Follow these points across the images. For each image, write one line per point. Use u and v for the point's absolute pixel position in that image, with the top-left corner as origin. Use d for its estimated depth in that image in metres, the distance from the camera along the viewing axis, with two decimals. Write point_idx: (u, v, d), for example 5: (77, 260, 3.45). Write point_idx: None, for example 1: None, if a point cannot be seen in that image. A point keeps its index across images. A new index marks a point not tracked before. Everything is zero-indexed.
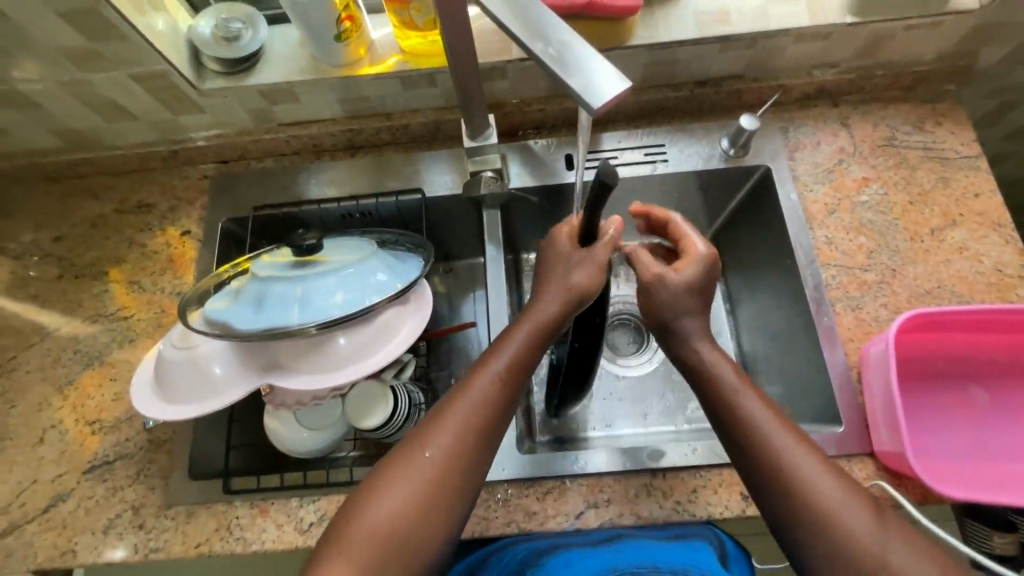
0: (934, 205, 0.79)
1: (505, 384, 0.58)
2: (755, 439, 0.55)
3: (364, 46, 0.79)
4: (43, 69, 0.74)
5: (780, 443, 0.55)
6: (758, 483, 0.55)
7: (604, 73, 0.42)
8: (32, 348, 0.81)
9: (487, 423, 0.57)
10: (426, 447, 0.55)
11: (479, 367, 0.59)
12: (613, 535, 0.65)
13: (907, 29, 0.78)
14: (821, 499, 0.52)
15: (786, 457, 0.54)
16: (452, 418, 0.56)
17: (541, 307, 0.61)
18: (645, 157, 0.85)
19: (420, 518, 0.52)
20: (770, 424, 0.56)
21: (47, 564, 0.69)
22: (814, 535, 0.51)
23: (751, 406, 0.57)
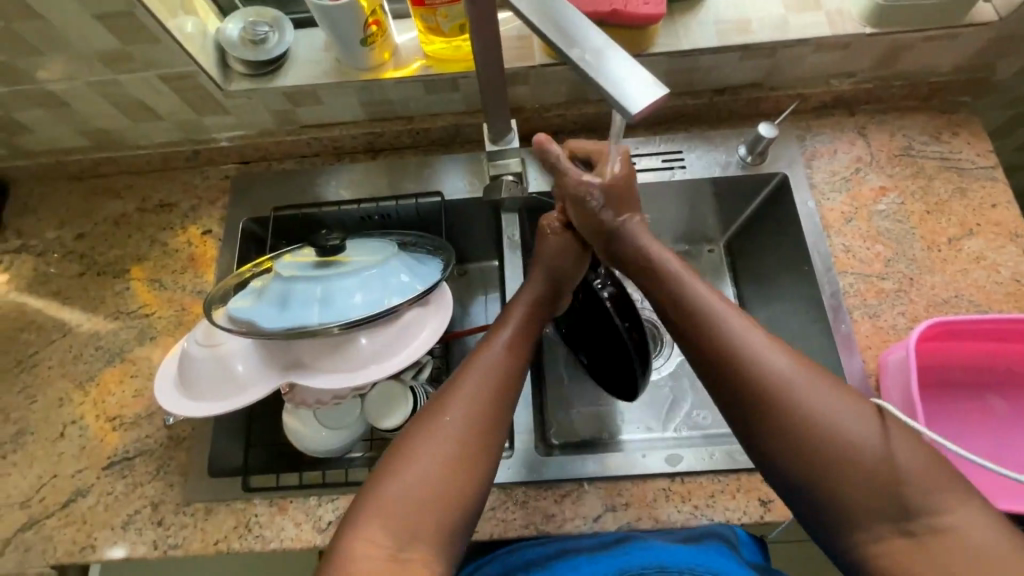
0: (951, 214, 0.80)
1: (513, 358, 0.61)
2: (718, 345, 0.53)
3: (388, 50, 0.80)
4: (73, 69, 0.75)
5: (758, 353, 0.52)
6: (748, 413, 0.51)
7: (640, 79, 0.43)
8: (54, 344, 0.81)
9: (500, 388, 0.58)
10: (446, 412, 0.56)
11: (485, 343, 0.62)
12: (622, 537, 0.63)
13: (925, 41, 0.79)
14: (806, 405, 0.49)
15: (766, 367, 0.51)
16: (469, 385, 0.58)
17: (523, 296, 0.68)
18: (663, 163, 0.85)
19: (445, 476, 0.53)
20: (746, 336, 0.53)
21: (66, 559, 0.69)
22: (799, 439, 0.48)
23: (730, 321, 0.54)
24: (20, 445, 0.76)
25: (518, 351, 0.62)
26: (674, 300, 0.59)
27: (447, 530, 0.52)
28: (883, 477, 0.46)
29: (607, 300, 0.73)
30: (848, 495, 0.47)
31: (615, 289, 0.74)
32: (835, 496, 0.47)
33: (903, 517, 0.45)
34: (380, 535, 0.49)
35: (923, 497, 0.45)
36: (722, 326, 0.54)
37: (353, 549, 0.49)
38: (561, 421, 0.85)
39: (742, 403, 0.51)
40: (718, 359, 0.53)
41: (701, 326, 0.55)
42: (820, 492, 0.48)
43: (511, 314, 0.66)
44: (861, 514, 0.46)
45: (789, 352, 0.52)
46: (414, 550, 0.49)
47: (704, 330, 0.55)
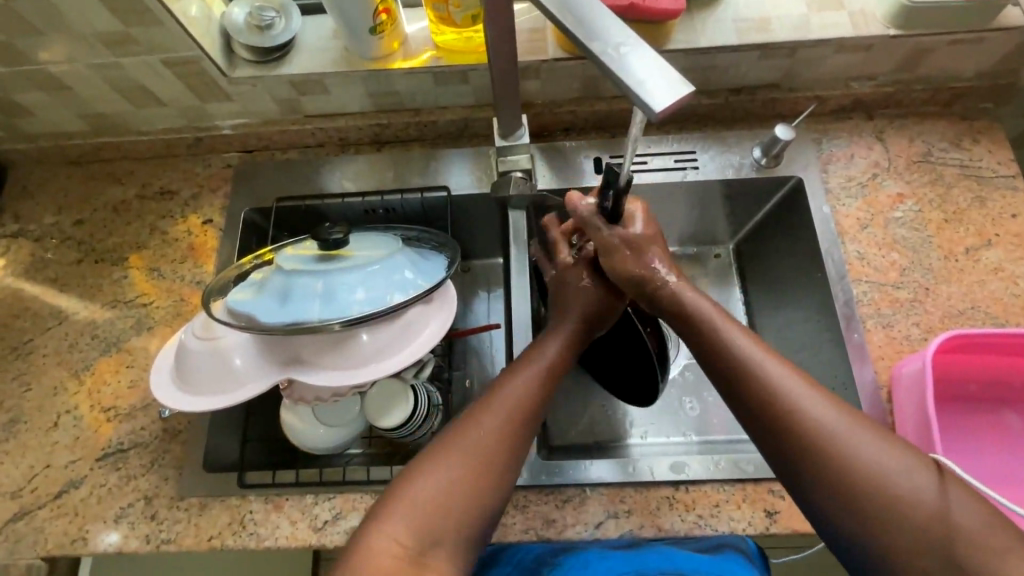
0: (970, 223, 0.78)
1: (547, 377, 0.61)
2: (750, 383, 0.54)
3: (397, 39, 0.78)
4: (73, 50, 0.73)
5: (797, 394, 0.52)
6: (780, 451, 0.51)
7: (665, 77, 0.41)
8: (50, 332, 0.80)
9: (531, 415, 0.58)
10: (479, 422, 0.56)
11: (522, 361, 0.62)
12: (637, 543, 0.64)
13: (950, 45, 0.77)
14: (849, 449, 0.49)
15: (800, 409, 0.51)
16: (503, 398, 0.58)
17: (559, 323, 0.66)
18: (675, 163, 0.84)
19: (475, 484, 0.53)
20: (780, 374, 0.53)
21: (57, 551, 0.68)
22: (835, 480, 0.48)
23: (765, 359, 0.55)
24: (13, 434, 0.74)
25: (551, 376, 0.61)
26: (710, 337, 0.58)
27: (465, 542, 0.51)
28: (932, 529, 0.45)
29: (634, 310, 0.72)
30: (892, 543, 0.46)
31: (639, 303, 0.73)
32: (879, 544, 0.46)
33: (952, 571, 0.44)
34: (404, 533, 0.50)
35: (972, 549, 0.44)
36: (760, 365, 0.54)
37: (376, 542, 0.49)
38: (561, 424, 0.83)
39: (781, 443, 0.51)
40: (754, 399, 0.53)
41: (736, 363, 0.55)
42: (862, 534, 0.47)
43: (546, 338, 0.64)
44: (907, 563, 0.45)
45: (828, 396, 0.52)
46: (435, 554, 0.50)
47: (742, 370, 0.55)
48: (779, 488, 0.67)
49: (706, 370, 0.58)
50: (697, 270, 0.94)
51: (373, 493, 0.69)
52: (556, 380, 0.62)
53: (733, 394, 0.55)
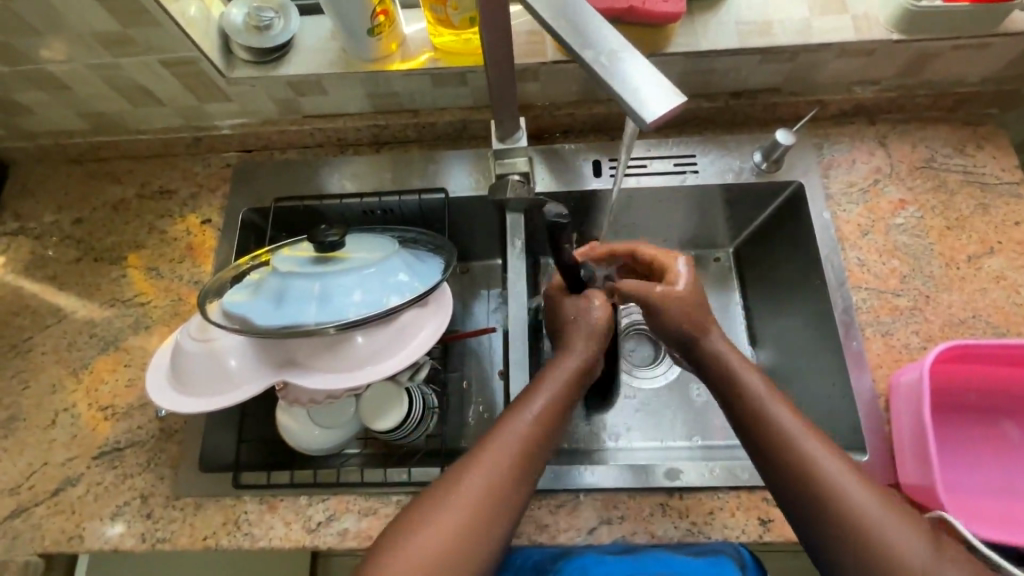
0: (972, 231, 0.77)
1: (543, 426, 0.58)
2: (785, 456, 0.55)
3: (396, 41, 0.78)
4: (72, 50, 0.73)
5: (815, 454, 0.54)
6: (810, 522, 0.53)
7: (657, 86, 0.41)
8: (49, 330, 0.80)
9: (530, 455, 0.56)
10: (462, 481, 0.54)
11: (516, 409, 0.59)
12: (629, 547, 0.64)
13: (954, 49, 0.76)
14: (860, 515, 0.51)
15: (834, 486, 0.53)
16: (491, 453, 0.56)
17: (561, 365, 0.62)
18: (675, 167, 0.83)
19: (456, 546, 0.51)
20: (815, 448, 0.55)
21: (53, 548, 0.68)
22: (859, 557, 0.50)
23: (803, 435, 0.56)
24: (11, 431, 0.75)
25: (554, 412, 0.59)
26: (749, 406, 0.59)
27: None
28: None
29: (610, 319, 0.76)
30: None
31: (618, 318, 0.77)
32: None
33: None
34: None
35: None
36: (783, 427, 0.56)
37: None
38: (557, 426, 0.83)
39: (792, 494, 0.54)
40: (773, 456, 0.56)
41: (761, 423, 0.57)
42: None
43: (543, 382, 0.61)
44: None
45: (845, 458, 0.55)
46: None
47: (767, 432, 0.57)
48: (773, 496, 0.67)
49: (742, 437, 0.59)
50: (697, 273, 0.94)
51: (367, 496, 0.70)
52: (558, 419, 0.60)
53: (767, 464, 0.57)
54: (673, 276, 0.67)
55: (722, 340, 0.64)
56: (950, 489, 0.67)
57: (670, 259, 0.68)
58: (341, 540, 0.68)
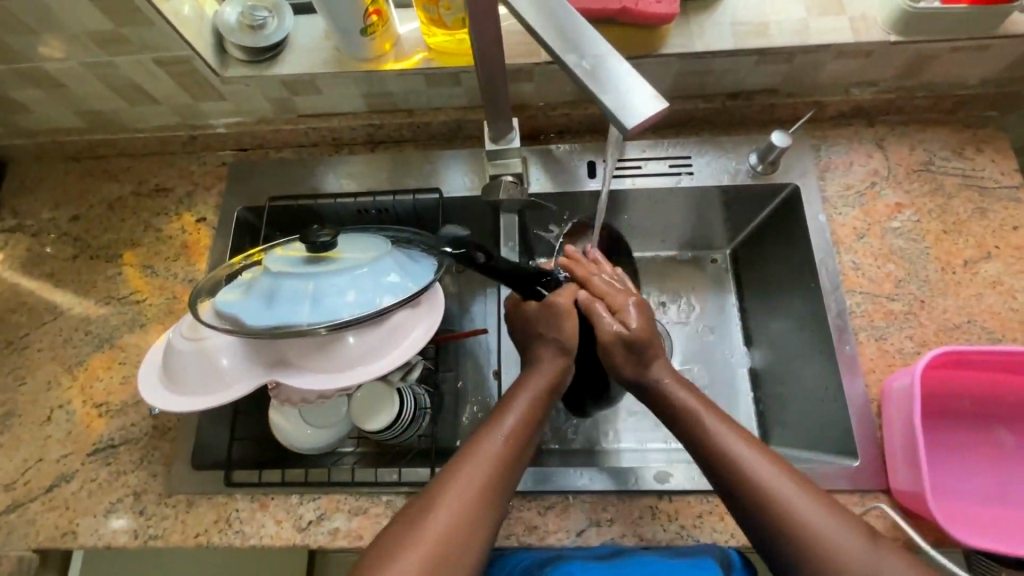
0: (970, 235, 0.76)
1: (514, 446, 0.58)
2: (735, 475, 0.55)
3: (390, 40, 0.78)
4: (67, 49, 0.73)
5: (772, 480, 0.54)
6: (768, 541, 0.53)
7: (640, 91, 0.41)
8: (45, 327, 0.81)
9: (510, 463, 0.57)
10: (431, 509, 0.52)
11: (483, 431, 0.59)
12: (618, 550, 0.64)
13: (953, 51, 0.75)
14: (816, 530, 0.51)
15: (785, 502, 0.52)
16: (459, 479, 0.54)
17: (529, 385, 0.63)
18: (670, 168, 0.83)
19: (440, 563, 0.49)
20: (762, 466, 0.55)
21: (48, 544, 0.69)
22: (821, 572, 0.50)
23: (749, 451, 0.56)
24: (7, 426, 0.75)
25: (530, 422, 0.60)
26: (692, 428, 0.59)
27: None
28: None
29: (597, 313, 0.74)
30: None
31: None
32: None
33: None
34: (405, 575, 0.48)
35: None
36: (739, 456, 0.56)
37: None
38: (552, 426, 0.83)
39: (759, 524, 0.53)
40: (734, 486, 0.55)
41: (705, 443, 0.58)
42: None
43: (512, 402, 0.61)
44: None
45: (801, 480, 0.54)
46: None
47: (723, 461, 0.56)
48: None
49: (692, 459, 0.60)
50: (692, 275, 0.93)
51: (357, 495, 0.70)
52: (534, 429, 0.60)
53: (720, 484, 0.56)
54: (625, 314, 0.65)
55: (669, 372, 0.64)
56: (941, 495, 0.67)
57: (624, 300, 0.66)
58: (331, 539, 0.68)
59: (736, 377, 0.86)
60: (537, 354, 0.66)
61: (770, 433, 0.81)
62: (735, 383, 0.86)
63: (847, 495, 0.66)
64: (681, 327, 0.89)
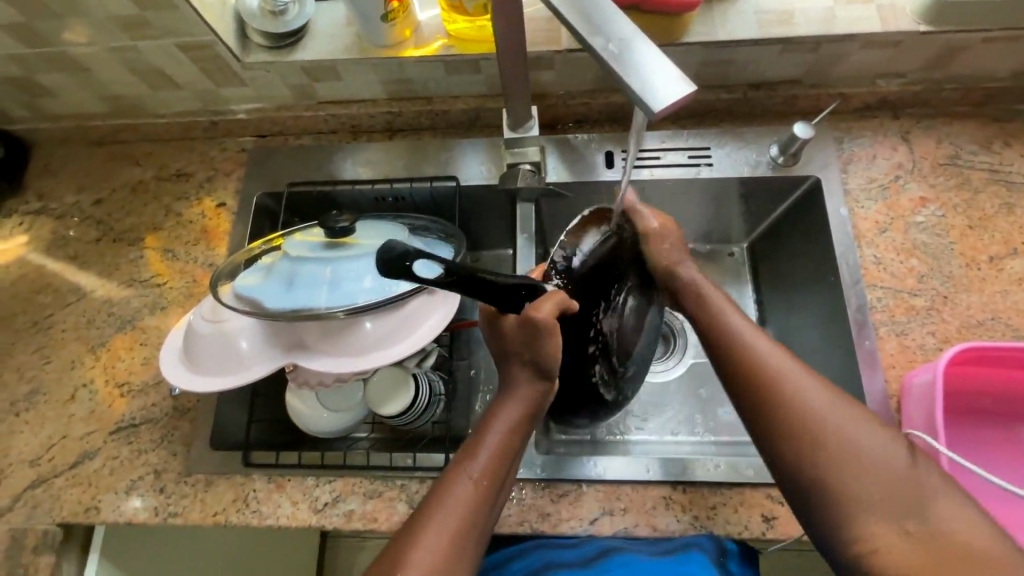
0: (995, 231, 0.75)
1: (486, 493, 0.54)
2: (752, 367, 0.55)
3: (410, 27, 0.78)
4: (93, 33, 0.74)
5: (796, 381, 0.53)
6: (781, 434, 0.52)
7: (668, 74, 0.40)
8: (69, 308, 0.83)
9: (485, 503, 0.54)
10: (403, 564, 0.49)
11: (454, 471, 0.55)
12: (603, 550, 0.67)
13: (984, 42, 0.74)
14: (831, 424, 0.51)
15: (803, 396, 0.52)
16: (434, 524, 0.51)
17: (500, 419, 0.58)
18: (689, 159, 0.82)
19: None
20: (782, 361, 0.55)
21: (71, 518, 0.71)
22: (834, 470, 0.49)
23: (769, 347, 0.56)
24: (32, 404, 0.77)
25: (506, 454, 0.56)
26: (713, 325, 0.60)
27: None
28: None
29: (608, 289, 0.62)
30: (891, 563, 0.47)
31: (617, 323, 0.62)
32: None
33: None
34: None
35: None
36: (765, 357, 0.55)
37: None
38: None
39: (779, 426, 0.52)
40: (757, 388, 0.54)
41: (725, 338, 0.59)
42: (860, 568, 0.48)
43: (483, 438, 0.57)
44: None
45: (825, 383, 0.54)
46: None
47: (751, 366, 0.55)
48: (778, 495, 0.66)
49: (710, 355, 0.60)
50: (709, 269, 0.93)
51: (373, 478, 0.71)
52: (509, 461, 0.57)
53: (736, 378, 0.56)
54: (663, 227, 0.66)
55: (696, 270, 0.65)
56: None
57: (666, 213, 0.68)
58: (346, 521, 0.69)
59: None
60: (509, 376, 0.59)
61: None
62: None
63: None
64: None
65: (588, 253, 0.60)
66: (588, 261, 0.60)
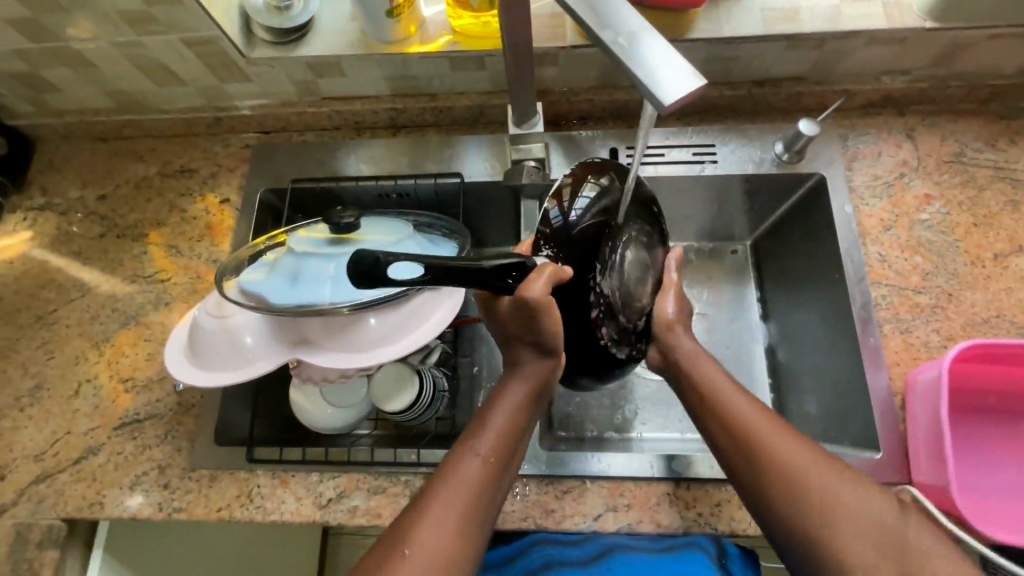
0: (1000, 229, 0.75)
1: (492, 470, 0.55)
2: (739, 431, 0.57)
3: (414, 23, 0.78)
4: (97, 28, 0.74)
5: (781, 445, 0.54)
6: (771, 497, 0.53)
7: (677, 68, 0.40)
8: (73, 303, 0.83)
9: (492, 480, 0.55)
10: (407, 543, 0.50)
11: (459, 452, 0.56)
12: (604, 549, 0.67)
13: (990, 39, 0.74)
14: (817, 486, 0.52)
15: (788, 459, 0.53)
16: (440, 503, 0.52)
17: (506, 399, 0.59)
18: (693, 156, 0.81)
19: None
20: (767, 425, 0.56)
21: (76, 513, 0.71)
22: (824, 527, 0.50)
23: (752, 410, 0.58)
24: (37, 399, 0.77)
25: (511, 434, 0.57)
26: (698, 388, 0.61)
27: None
28: None
29: (603, 247, 0.58)
30: None
31: (617, 282, 0.59)
32: None
33: None
34: None
35: None
36: (749, 422, 0.57)
37: None
38: (568, 411, 0.82)
39: (768, 490, 0.53)
40: (744, 452, 0.55)
41: (711, 402, 0.60)
42: None
43: (490, 418, 0.58)
44: None
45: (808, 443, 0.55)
46: None
47: (746, 438, 0.56)
48: None
49: (698, 418, 0.61)
50: (712, 266, 0.93)
51: (377, 475, 0.71)
52: (515, 441, 0.57)
53: (724, 442, 0.57)
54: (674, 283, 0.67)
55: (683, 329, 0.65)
56: (964, 491, 0.66)
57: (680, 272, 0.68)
58: (351, 516, 0.69)
59: (750, 367, 0.85)
60: (515, 357, 0.60)
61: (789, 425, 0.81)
62: (754, 375, 0.85)
63: None
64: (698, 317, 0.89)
65: (584, 209, 0.57)
66: (584, 217, 0.57)
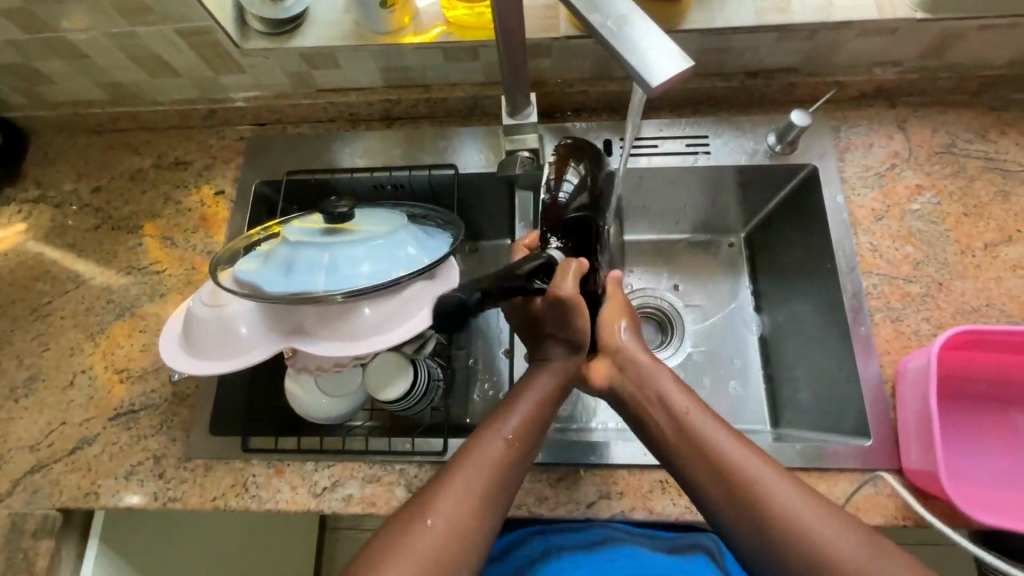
0: (991, 218, 0.75)
1: (515, 455, 0.55)
2: (733, 479, 0.53)
3: (408, 14, 0.78)
4: (91, 18, 0.74)
5: (780, 496, 0.52)
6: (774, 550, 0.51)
7: (664, 51, 0.41)
8: (68, 295, 0.83)
9: (515, 460, 0.55)
10: (429, 514, 0.51)
11: (485, 431, 0.56)
12: (605, 538, 0.71)
13: (980, 30, 0.74)
14: (823, 541, 0.50)
15: (789, 513, 0.51)
16: (462, 478, 0.53)
17: (535, 387, 0.60)
18: (687, 147, 0.82)
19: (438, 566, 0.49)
20: (762, 474, 0.53)
21: (71, 503, 0.71)
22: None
23: (746, 456, 0.54)
24: (31, 390, 0.77)
25: (537, 420, 0.58)
26: (681, 429, 0.57)
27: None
28: None
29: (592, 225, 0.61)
30: None
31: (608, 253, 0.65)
32: None
33: None
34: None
35: None
36: (743, 471, 0.54)
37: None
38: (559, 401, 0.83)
39: (769, 542, 0.51)
40: (741, 503, 0.53)
41: (697, 445, 0.56)
42: None
43: (516, 404, 0.59)
44: None
45: (806, 490, 0.53)
46: None
47: (740, 490, 0.53)
48: None
49: (680, 461, 0.57)
50: (706, 258, 0.93)
51: (372, 463, 0.71)
52: (540, 428, 0.58)
53: (716, 489, 0.54)
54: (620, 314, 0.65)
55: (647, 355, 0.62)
56: (954, 477, 0.67)
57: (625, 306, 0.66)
58: (346, 505, 0.69)
59: (743, 356, 0.86)
60: (543, 350, 0.62)
61: (782, 414, 0.81)
62: (746, 365, 0.85)
63: (857, 474, 0.66)
64: (692, 309, 0.89)
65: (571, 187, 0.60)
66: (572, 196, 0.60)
